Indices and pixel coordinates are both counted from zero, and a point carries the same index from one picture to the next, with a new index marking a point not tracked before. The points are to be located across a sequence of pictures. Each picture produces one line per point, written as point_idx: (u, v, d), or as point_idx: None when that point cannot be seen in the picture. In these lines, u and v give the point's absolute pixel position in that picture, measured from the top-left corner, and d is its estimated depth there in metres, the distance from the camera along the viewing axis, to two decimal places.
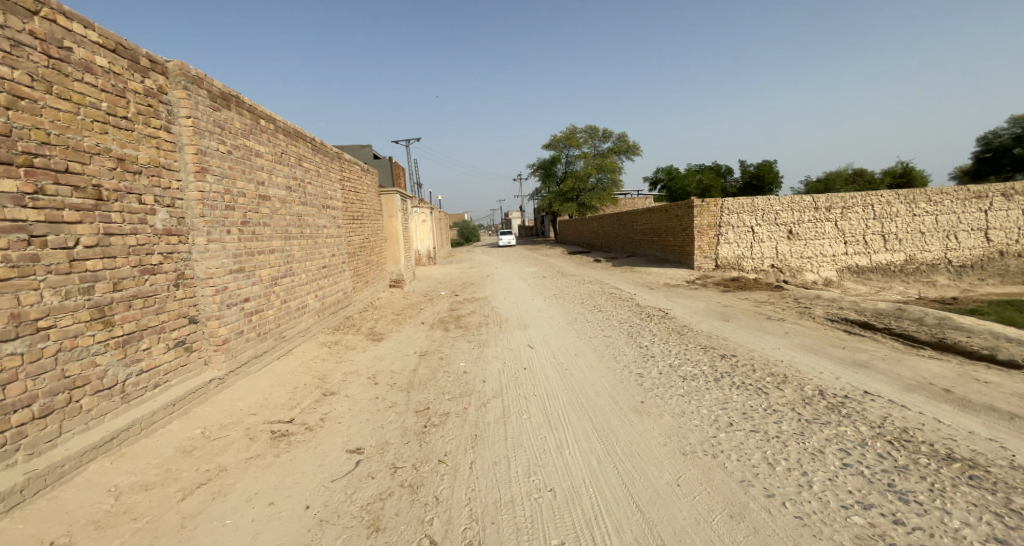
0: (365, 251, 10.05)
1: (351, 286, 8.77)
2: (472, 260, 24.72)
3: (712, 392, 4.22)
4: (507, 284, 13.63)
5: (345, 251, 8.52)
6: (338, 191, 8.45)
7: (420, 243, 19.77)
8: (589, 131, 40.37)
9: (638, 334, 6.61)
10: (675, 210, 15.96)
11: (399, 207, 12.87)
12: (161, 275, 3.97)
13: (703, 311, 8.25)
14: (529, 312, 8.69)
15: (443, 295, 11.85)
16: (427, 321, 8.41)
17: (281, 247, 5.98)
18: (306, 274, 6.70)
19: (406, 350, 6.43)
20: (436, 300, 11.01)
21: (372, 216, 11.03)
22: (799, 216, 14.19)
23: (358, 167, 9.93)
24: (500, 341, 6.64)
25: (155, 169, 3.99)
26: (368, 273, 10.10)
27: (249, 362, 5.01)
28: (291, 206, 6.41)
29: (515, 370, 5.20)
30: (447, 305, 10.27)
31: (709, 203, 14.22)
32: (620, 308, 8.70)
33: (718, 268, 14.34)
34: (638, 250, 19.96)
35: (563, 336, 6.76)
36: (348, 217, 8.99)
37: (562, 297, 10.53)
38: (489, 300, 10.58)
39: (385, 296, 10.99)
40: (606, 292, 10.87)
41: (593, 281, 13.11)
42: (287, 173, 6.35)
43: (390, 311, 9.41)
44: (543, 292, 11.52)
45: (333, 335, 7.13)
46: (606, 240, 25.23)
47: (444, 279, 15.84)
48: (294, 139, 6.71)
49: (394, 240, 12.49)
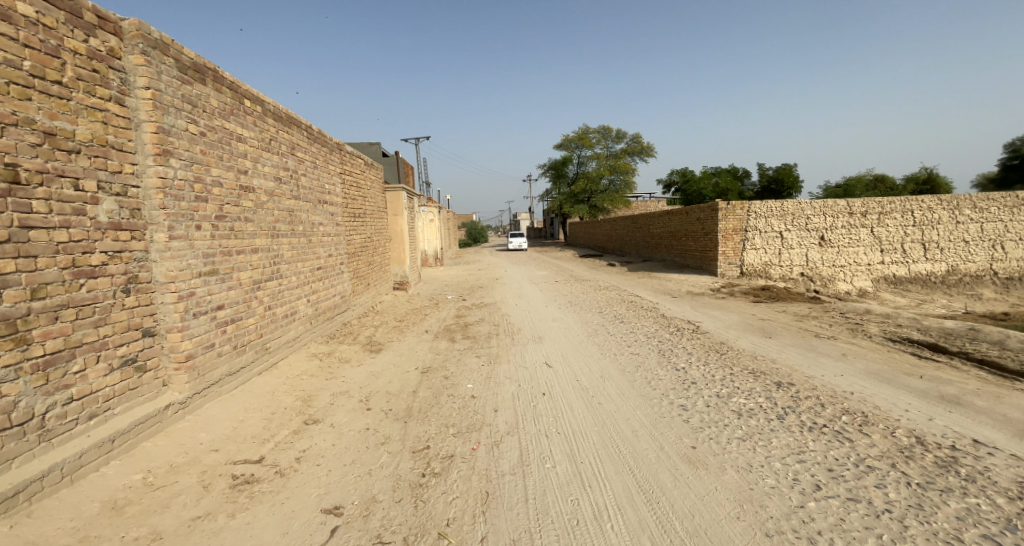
0: (367, 252, 9.33)
1: (349, 290, 8.02)
2: (480, 261, 23.97)
3: (780, 437, 3.39)
4: (518, 289, 12.84)
5: (343, 251, 7.78)
6: (336, 185, 7.71)
7: (427, 243, 19.08)
8: (602, 131, 39.51)
9: (670, 353, 5.78)
10: (697, 213, 15.08)
11: (405, 205, 12.14)
12: (105, 278, 3.24)
13: (738, 325, 7.40)
14: (544, 323, 7.89)
15: (449, 300, 11.09)
16: (431, 330, 7.65)
17: (266, 246, 5.24)
18: (297, 276, 5.96)
19: (407, 365, 5.65)
20: (442, 306, 10.26)
21: (376, 214, 10.30)
22: (832, 221, 13.38)
23: (360, 161, 9.19)
24: (513, 357, 5.85)
25: (100, 149, 3.26)
26: (369, 276, 9.36)
27: (220, 381, 4.26)
28: (280, 199, 5.67)
29: (533, 396, 4.40)
30: (454, 311, 9.52)
31: (735, 206, 13.44)
32: (644, 319, 7.86)
33: (744, 275, 13.54)
34: (654, 254, 19.09)
35: (584, 352, 5.95)
36: (348, 214, 8.26)
37: (579, 304, 9.73)
38: (500, 306, 9.83)
39: (388, 300, 10.24)
40: (626, 301, 10.04)
41: (610, 287, 12.28)
42: (276, 162, 5.61)
43: (392, 317, 8.66)
44: (557, 298, 10.72)
45: (327, 346, 6.38)
46: (620, 244, 24.36)
47: (451, 281, 15.09)
48: (286, 125, 5.96)
49: (398, 241, 11.73)
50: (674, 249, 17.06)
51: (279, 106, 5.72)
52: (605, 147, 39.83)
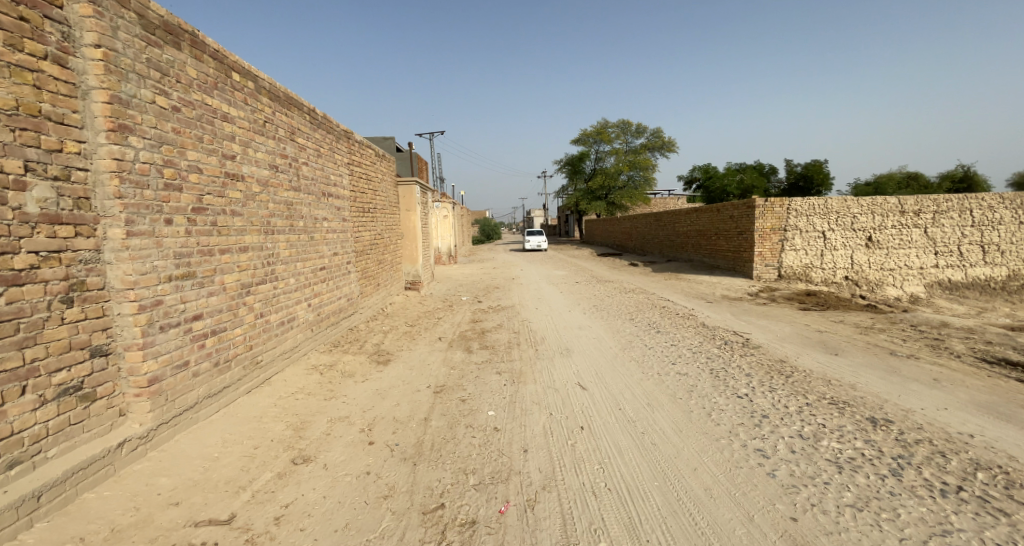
0: (377, 250, 8.64)
1: (357, 292, 7.30)
2: (495, 259, 23.25)
3: (909, 507, 2.56)
4: (537, 290, 12.05)
5: (350, 249, 7.07)
6: (344, 177, 6.99)
7: (441, 241, 18.41)
8: (622, 126, 38.44)
9: (724, 374, 4.94)
10: (730, 211, 14.17)
11: (419, 201, 11.43)
12: (33, 286, 2.55)
13: (794, 338, 6.52)
14: (571, 331, 7.08)
15: (465, 301, 10.37)
16: (446, 338, 6.92)
17: (258, 243, 4.53)
18: (295, 278, 5.25)
19: (418, 382, 4.90)
20: (458, 308, 9.54)
21: (387, 210, 9.60)
22: (881, 220, 12.56)
23: (370, 151, 8.45)
24: (539, 374, 5.07)
25: (30, 120, 2.57)
26: (379, 275, 8.65)
27: (197, 406, 3.56)
28: (276, 190, 4.94)
29: (571, 431, 3.61)
30: (471, 314, 8.79)
31: (774, 204, 12.69)
32: (682, 329, 7.01)
33: (782, 278, 12.84)
34: (679, 254, 18.16)
35: (623, 370, 5.14)
36: (357, 208, 7.54)
37: (606, 309, 8.91)
38: (521, 309, 9.10)
39: (400, 301, 9.54)
40: (658, 306, 9.20)
41: (637, 290, 11.43)
42: (272, 148, 4.88)
43: (403, 321, 7.95)
44: (581, 301, 9.91)
45: (329, 356, 5.67)
46: (641, 242, 23.40)
47: (466, 281, 14.37)
48: (285, 106, 5.22)
49: (411, 238, 11.02)
50: (702, 248, 16.12)
51: (276, 83, 4.98)
52: (624, 142, 38.74)
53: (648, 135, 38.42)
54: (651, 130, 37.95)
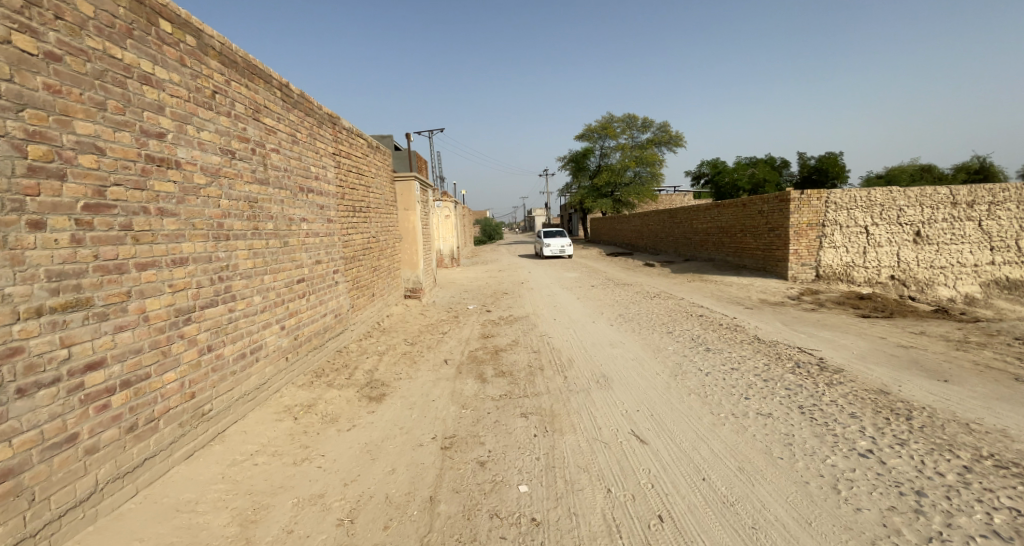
0: (371, 254, 7.48)
1: (345, 306, 6.13)
2: (499, 260, 22.09)
3: None
4: (550, 295, 10.87)
5: (336, 254, 5.89)
6: (328, 169, 5.82)
7: (443, 242, 17.24)
8: (628, 121, 37.31)
9: (823, 417, 3.76)
10: (759, 205, 13.03)
11: (418, 198, 10.26)
12: None
13: (878, 358, 5.39)
14: (602, 350, 5.89)
15: (473, 310, 9.19)
16: (453, 360, 5.78)
17: (203, 253, 3.34)
18: (261, 296, 4.08)
19: (422, 432, 3.71)
20: (465, 319, 8.37)
21: (382, 209, 8.41)
22: (931, 213, 11.62)
23: (360, 142, 7.26)
24: (578, 416, 3.89)
25: None
26: (373, 284, 7.47)
27: (91, 498, 2.40)
28: (232, 182, 3.75)
29: (649, 527, 2.46)
30: (481, 327, 7.63)
31: (811, 196, 11.64)
32: (737, 348, 5.83)
33: (820, 278, 11.74)
34: (698, 253, 16.95)
35: (687, 410, 3.97)
36: (345, 207, 6.35)
37: (636, 319, 7.74)
38: (538, 319, 7.95)
39: (399, 313, 8.36)
40: (695, 315, 8.02)
41: (663, 295, 10.27)
42: (225, 127, 3.68)
43: (403, 338, 6.77)
44: (605, 309, 8.75)
45: (309, 390, 4.48)
46: (653, 240, 22.22)
47: (471, 286, 13.20)
48: (246, 75, 4.04)
49: (409, 240, 9.84)
50: (726, 247, 14.94)
51: (230, 43, 3.80)
52: (630, 137, 37.54)
53: (654, 130, 37.23)
54: (658, 124, 36.74)
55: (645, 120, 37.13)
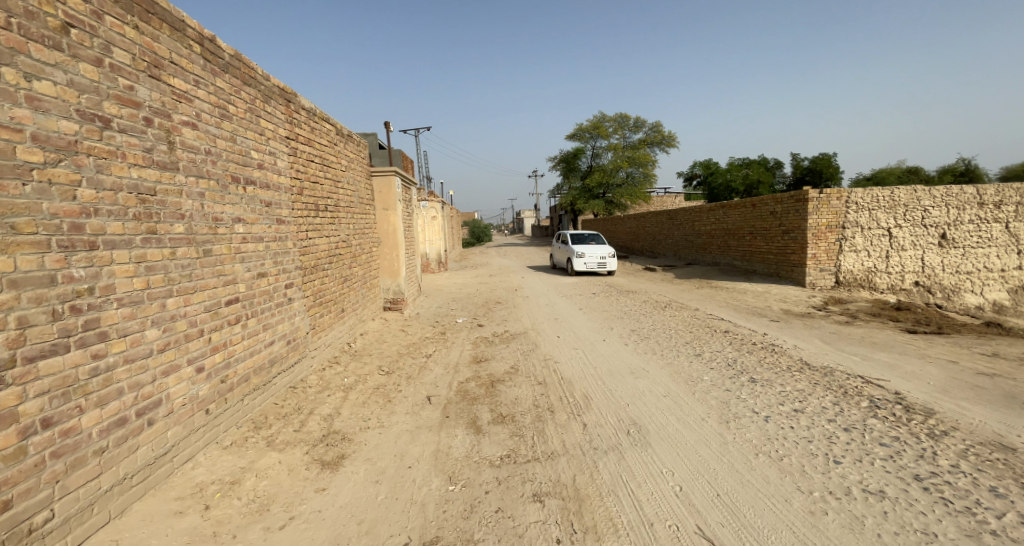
0: (340, 262, 6.22)
1: (302, 328, 4.89)
2: (488, 265, 20.90)
3: None
4: (550, 305, 9.69)
5: (290, 265, 4.65)
6: (280, 156, 4.59)
7: (429, 246, 16.01)
8: (620, 120, 36.45)
9: (964, 501, 2.66)
10: (772, 206, 12.06)
11: (400, 197, 9.01)
12: None
13: (969, 393, 4.34)
14: (625, 383, 4.72)
15: (462, 325, 7.96)
16: (438, 397, 4.59)
17: (39, 272, 2.15)
18: (162, 331, 2.84)
19: (389, 533, 2.51)
20: (453, 337, 7.13)
21: (356, 208, 7.15)
22: (958, 214, 10.75)
23: (326, 127, 5.99)
24: (617, 500, 2.72)
25: None
26: (342, 298, 6.23)
27: None
28: (105, 163, 2.51)
29: None
30: (473, 348, 6.42)
31: (830, 196, 10.69)
32: (791, 380, 4.70)
33: (840, 285, 10.80)
34: (702, 257, 15.92)
35: (768, 487, 2.83)
36: (304, 205, 5.09)
37: (655, 338, 6.60)
38: (540, 338, 6.77)
39: (375, 330, 7.10)
40: (721, 331, 6.92)
41: (676, 305, 9.17)
42: (91, 81, 2.47)
43: (379, 365, 5.53)
44: (614, 324, 7.62)
45: (237, 454, 3.25)
46: (650, 243, 21.19)
47: (460, 294, 12.02)
48: (139, 14, 2.82)
49: (388, 244, 8.57)
50: (734, 250, 13.92)
51: None
52: (622, 137, 36.62)
53: (647, 129, 36.43)
54: (650, 124, 35.98)
55: (637, 120, 36.34)
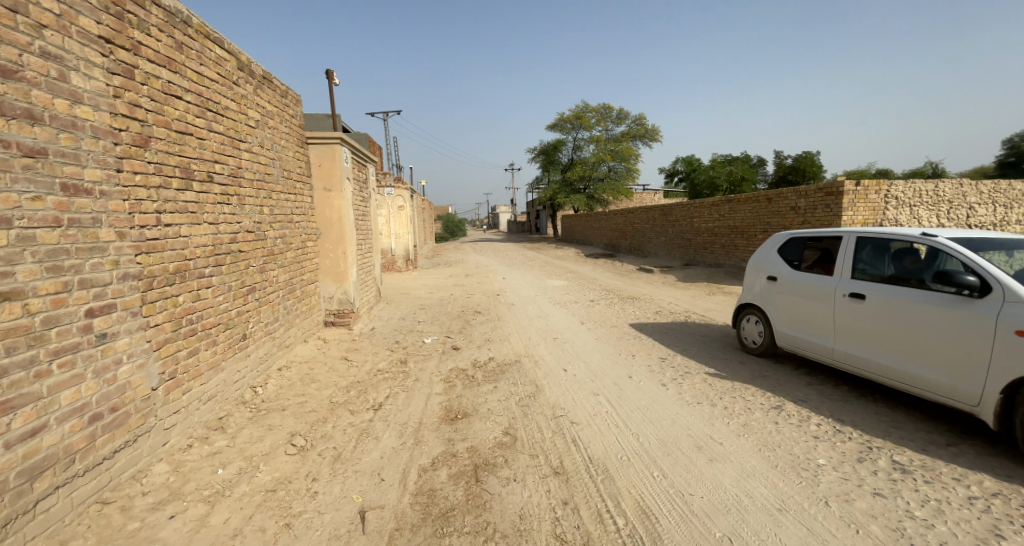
0: (240, 265, 4.09)
1: (135, 385, 2.81)
2: (461, 262, 18.74)
3: None
4: (540, 317, 7.69)
5: (103, 273, 2.61)
6: (77, 70, 2.53)
7: (394, 240, 13.79)
8: (602, 111, 34.76)
9: None
10: (794, 201, 10.40)
11: (350, 174, 6.80)
12: None
13: None
14: (699, 480, 2.81)
15: (427, 350, 5.86)
16: (378, 515, 2.54)
17: None
18: None
19: None
20: (416, 370, 5.06)
21: (277, 186, 4.99)
22: (1005, 213, 9.35)
23: (213, 53, 3.83)
24: None
25: None
26: (245, 319, 4.12)
27: None
28: None
29: None
30: (442, 394, 4.37)
31: (869, 188, 9.05)
32: (964, 469, 2.89)
33: None
34: (703, 257, 14.21)
35: None
36: (149, 168, 3.02)
37: (700, 375, 4.70)
38: (538, 374, 4.79)
39: (305, 361, 4.97)
40: (783, 363, 5.08)
41: (699, 320, 7.33)
42: None
43: (290, 433, 3.45)
44: (634, 350, 5.67)
45: None
46: (638, 241, 19.44)
47: (429, 300, 9.88)
48: None
49: (331, 238, 6.39)
50: (742, 251, 12.24)
51: None
52: (604, 130, 34.91)
53: (630, 122, 34.88)
54: (634, 116, 34.45)
55: (620, 111, 34.78)
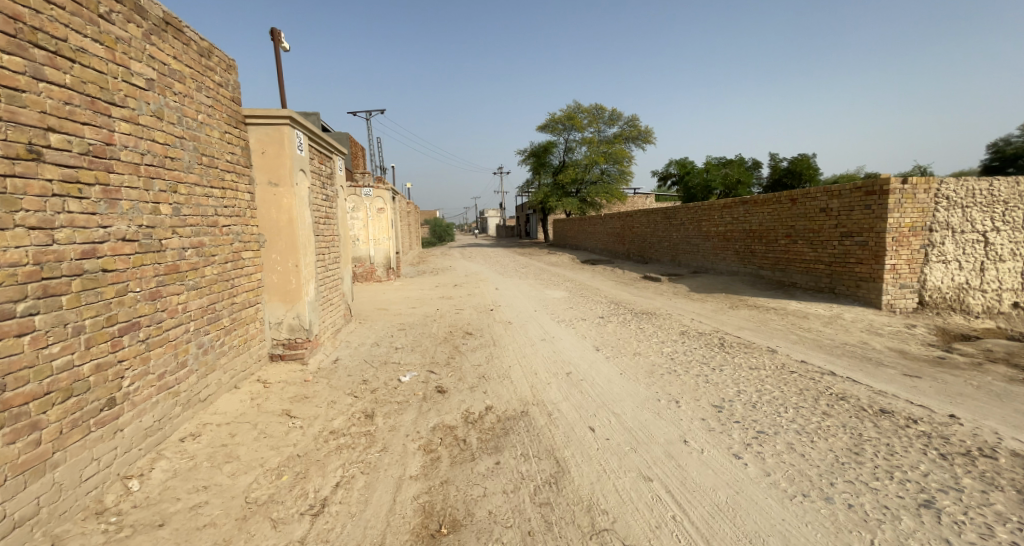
0: (105, 293, 2.75)
1: None
2: (447, 270, 17.26)
3: None
4: (545, 342, 6.30)
5: None
6: None
7: (371, 246, 12.30)
8: (594, 112, 33.64)
9: None
10: (824, 202, 9.19)
11: (306, 165, 5.36)
12: None
13: None
14: None
15: (402, 395, 4.45)
16: None
17: None
18: None
19: None
20: (384, 433, 3.66)
21: (186, 177, 3.59)
22: None
23: None
24: None
25: None
26: (110, 373, 2.79)
27: None
28: None
29: None
30: (417, 480, 2.98)
31: (918, 186, 7.85)
32: None
33: (926, 307, 8.00)
34: (714, 264, 12.96)
35: None
36: None
37: (778, 440, 3.38)
38: (554, 441, 3.41)
39: (227, 422, 3.55)
40: (878, 413, 3.79)
41: (737, 346, 6.02)
42: None
43: None
44: (673, 393, 4.34)
45: None
46: (638, 246, 18.16)
47: (410, 317, 8.44)
48: None
49: (280, 246, 4.97)
50: (761, 257, 11.02)
51: None
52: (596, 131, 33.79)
53: (623, 123, 33.80)
54: (627, 117, 33.36)
55: (613, 112, 33.71)
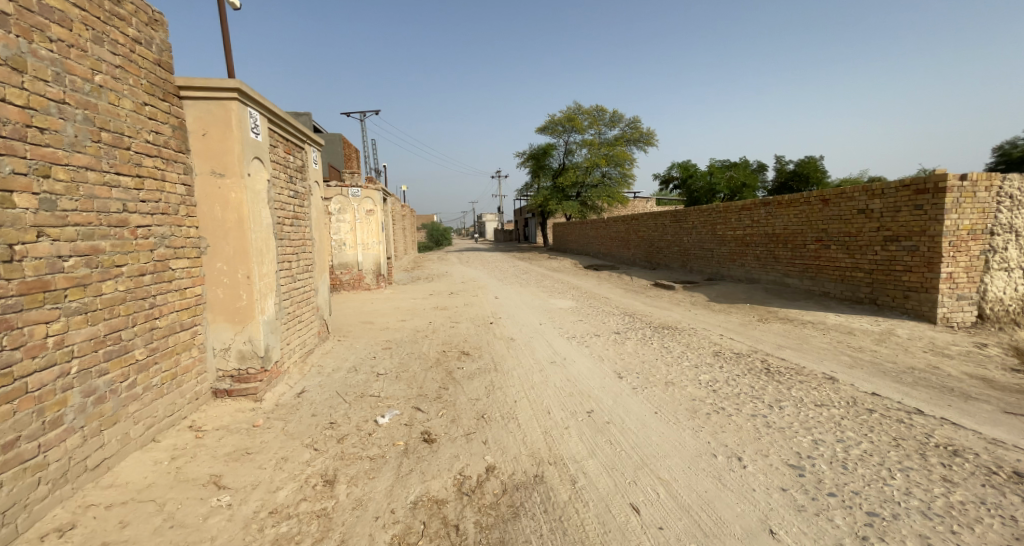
0: None
1: None
2: (442, 276, 16.25)
3: None
4: (556, 368, 5.28)
5: None
6: None
7: (359, 251, 11.26)
8: (596, 114, 32.77)
9: None
10: (862, 203, 8.23)
11: (263, 153, 4.34)
12: None
13: None
14: None
15: (378, 447, 3.43)
16: None
17: None
18: None
19: None
20: (345, 513, 2.64)
21: (65, 159, 2.55)
22: None
23: None
24: None
25: None
26: None
27: None
28: None
29: None
30: None
31: (976, 184, 6.92)
32: None
33: (987, 321, 7.06)
34: (731, 271, 11.99)
35: None
36: None
37: (905, 535, 2.38)
38: (587, 535, 2.40)
39: (122, 501, 2.52)
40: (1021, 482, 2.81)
41: (786, 372, 5.02)
42: None
43: None
44: (731, 446, 3.33)
45: None
46: (645, 252, 17.19)
47: (398, 332, 7.41)
48: None
49: (226, 253, 3.94)
50: (787, 264, 10.05)
51: None
52: (597, 133, 32.91)
53: (625, 125, 32.92)
54: (630, 119, 32.51)
55: (615, 114, 32.87)
